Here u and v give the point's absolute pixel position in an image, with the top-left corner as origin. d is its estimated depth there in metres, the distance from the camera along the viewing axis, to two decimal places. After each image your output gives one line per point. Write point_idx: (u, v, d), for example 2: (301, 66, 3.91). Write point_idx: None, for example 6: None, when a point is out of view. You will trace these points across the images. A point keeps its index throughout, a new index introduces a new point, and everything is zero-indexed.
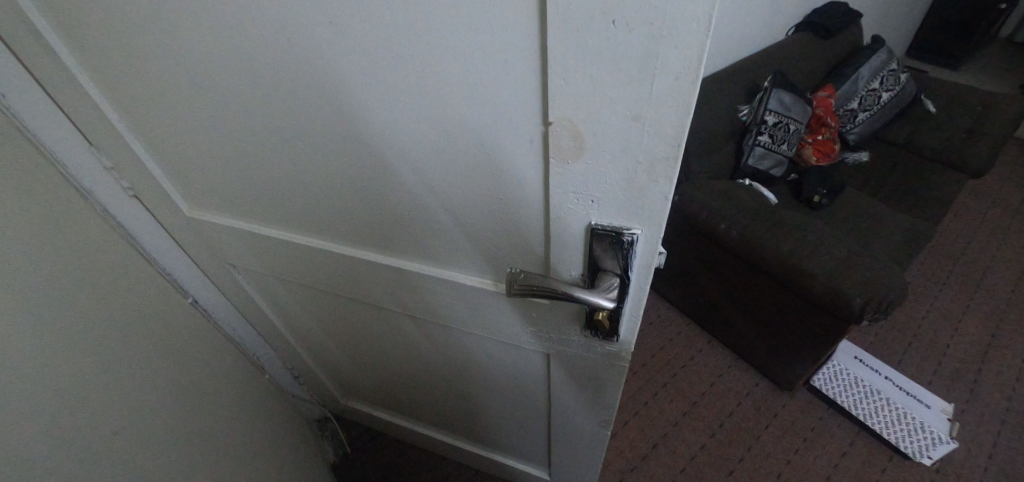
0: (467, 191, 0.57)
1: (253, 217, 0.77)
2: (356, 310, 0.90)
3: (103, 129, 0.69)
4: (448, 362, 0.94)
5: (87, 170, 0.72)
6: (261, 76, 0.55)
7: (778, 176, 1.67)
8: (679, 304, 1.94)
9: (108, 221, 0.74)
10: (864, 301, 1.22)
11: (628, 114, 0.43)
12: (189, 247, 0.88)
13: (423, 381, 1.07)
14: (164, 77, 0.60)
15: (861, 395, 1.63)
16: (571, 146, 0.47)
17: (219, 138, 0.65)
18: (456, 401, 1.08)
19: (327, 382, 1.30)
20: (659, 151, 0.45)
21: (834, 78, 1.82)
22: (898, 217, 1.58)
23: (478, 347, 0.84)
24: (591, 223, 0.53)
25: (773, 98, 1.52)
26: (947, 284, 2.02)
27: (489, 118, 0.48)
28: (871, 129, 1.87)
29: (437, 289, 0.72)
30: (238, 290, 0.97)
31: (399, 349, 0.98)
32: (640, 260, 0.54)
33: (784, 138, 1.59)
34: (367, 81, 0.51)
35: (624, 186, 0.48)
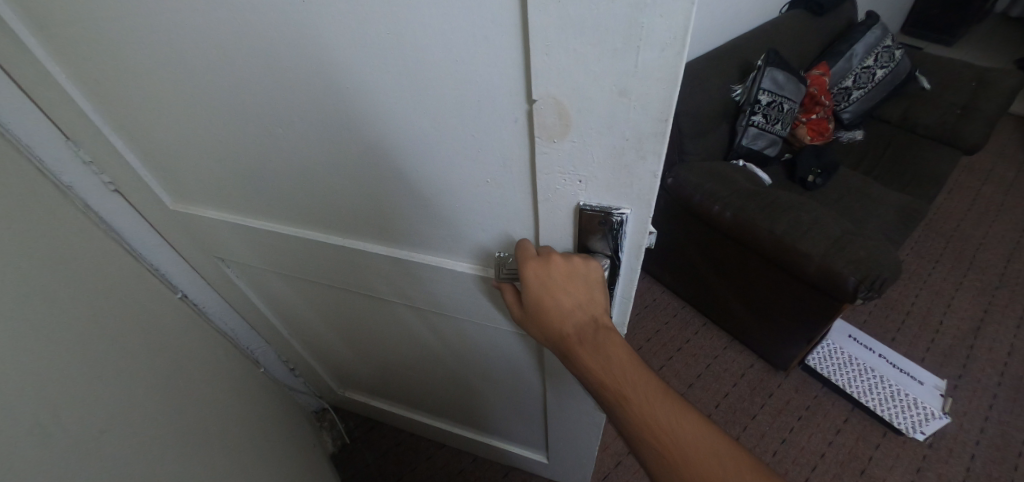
0: (451, 173, 0.55)
1: (240, 208, 0.76)
2: (343, 297, 0.89)
3: (79, 122, 0.68)
4: (439, 349, 0.94)
5: (66, 164, 0.70)
6: (235, 62, 0.54)
7: (772, 157, 1.64)
8: (674, 288, 1.93)
9: (87, 218, 0.73)
10: (857, 280, 1.21)
11: (614, 88, 0.42)
12: (175, 241, 0.87)
13: (416, 369, 1.07)
14: (139, 66, 0.59)
15: (855, 372, 1.64)
16: (557, 125, 0.45)
17: (198, 127, 0.64)
18: (450, 387, 1.08)
19: (322, 373, 1.30)
20: (644, 125, 0.43)
21: (828, 55, 1.79)
22: (894, 194, 1.57)
23: (465, 331, 0.83)
24: (581, 202, 0.51)
25: (767, 77, 1.49)
26: (941, 261, 2.01)
27: (471, 97, 0.47)
28: (866, 107, 1.84)
29: (424, 275, 0.72)
30: (226, 282, 0.96)
31: (389, 336, 0.98)
32: (630, 240, 0.54)
33: (778, 117, 1.57)
34: (344, 62, 0.49)
35: (612, 163, 0.47)
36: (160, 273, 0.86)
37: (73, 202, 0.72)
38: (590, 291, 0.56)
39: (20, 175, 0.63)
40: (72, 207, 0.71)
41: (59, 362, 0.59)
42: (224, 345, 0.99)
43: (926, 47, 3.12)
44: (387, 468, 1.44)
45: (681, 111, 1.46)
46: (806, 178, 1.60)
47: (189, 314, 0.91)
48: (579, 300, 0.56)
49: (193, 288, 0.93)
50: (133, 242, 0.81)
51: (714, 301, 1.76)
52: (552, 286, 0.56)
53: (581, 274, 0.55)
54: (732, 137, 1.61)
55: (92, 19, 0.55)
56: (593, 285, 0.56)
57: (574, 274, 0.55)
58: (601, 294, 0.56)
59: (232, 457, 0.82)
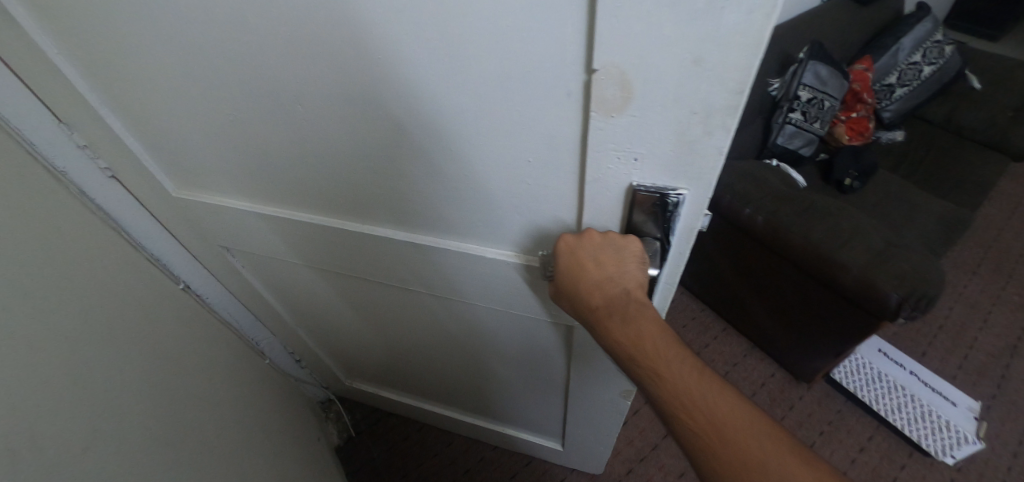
0: (489, 155, 0.50)
1: (252, 192, 0.70)
2: (354, 283, 0.84)
3: (70, 101, 0.62)
4: (455, 335, 0.89)
5: (59, 148, 0.65)
6: (239, 26, 0.48)
7: (806, 157, 1.55)
8: (694, 289, 1.85)
9: (81, 207, 0.67)
10: (901, 298, 1.13)
11: (684, 56, 0.36)
12: (176, 230, 0.82)
13: (430, 358, 1.02)
14: (134, 35, 0.53)
15: (883, 390, 1.55)
16: (617, 98, 0.39)
17: (205, 105, 0.59)
18: (463, 375, 1.03)
19: (329, 363, 1.26)
20: (713, 98, 0.37)
21: (871, 49, 1.70)
22: (935, 200, 1.48)
23: (483, 318, 0.78)
24: (636, 183, 0.45)
25: (808, 71, 1.41)
26: (978, 273, 1.90)
27: (521, 68, 0.41)
28: (909, 106, 1.74)
29: (447, 264, 0.66)
30: (231, 273, 0.92)
31: (401, 322, 0.92)
32: (684, 222, 0.48)
33: (817, 115, 1.48)
34: (375, 30, 0.43)
35: (673, 141, 0.41)
36: (160, 263, 0.81)
37: (67, 189, 0.66)
38: (621, 263, 0.50)
39: (6, 154, 0.58)
40: (67, 195, 0.66)
41: (46, 344, 0.54)
42: (224, 334, 0.93)
43: (971, 41, 2.99)
44: (394, 462, 1.39)
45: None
46: (843, 181, 1.51)
47: (192, 305, 0.86)
48: (610, 273, 0.51)
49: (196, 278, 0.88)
50: (134, 231, 0.76)
51: (736, 306, 1.69)
52: (579, 256, 0.51)
53: (613, 245, 0.50)
54: (767, 135, 1.53)
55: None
56: (624, 256, 0.50)
57: (606, 245, 0.50)
58: (633, 265, 0.50)
59: (228, 448, 0.77)
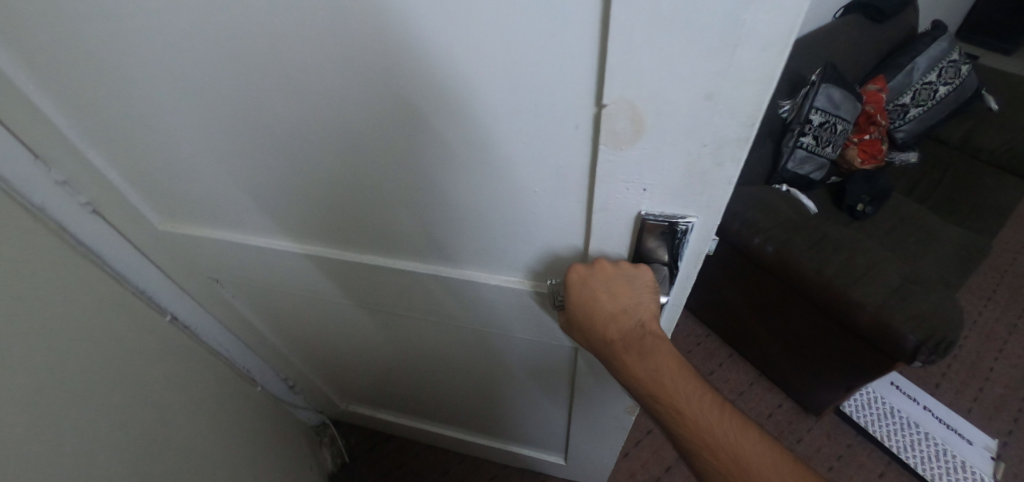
0: (493, 186, 0.48)
1: (245, 223, 0.68)
2: (349, 308, 0.81)
3: (49, 135, 0.58)
4: (456, 356, 0.86)
5: (37, 184, 0.60)
6: (231, 55, 0.45)
7: (817, 181, 1.54)
8: (700, 314, 1.82)
9: (63, 246, 0.63)
10: (919, 341, 1.09)
11: (697, 91, 0.34)
12: (164, 263, 0.78)
13: (431, 380, 0.99)
14: (116, 63, 0.50)
15: (896, 426, 1.51)
16: (628, 131, 0.37)
17: (197, 136, 0.55)
18: (466, 395, 1.00)
19: (325, 387, 1.22)
20: (726, 129, 0.36)
21: (885, 68, 1.69)
22: (947, 229, 1.45)
23: (487, 338, 0.76)
24: (645, 211, 0.43)
25: (821, 95, 1.39)
26: (993, 301, 1.85)
27: (529, 103, 0.40)
28: (923, 126, 1.74)
29: (448, 289, 0.64)
30: (224, 304, 0.89)
31: (399, 343, 0.89)
32: (693, 248, 0.46)
33: (829, 139, 1.47)
34: (378, 65, 0.42)
35: (683, 171, 0.39)
36: (148, 297, 0.77)
37: (47, 227, 0.61)
38: (636, 294, 0.48)
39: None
40: (48, 234, 0.61)
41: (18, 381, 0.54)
42: (217, 369, 0.90)
43: (984, 54, 2.98)
44: None
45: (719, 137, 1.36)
46: (854, 207, 1.49)
47: (181, 340, 0.82)
48: (624, 305, 0.48)
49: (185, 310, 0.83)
50: (121, 268, 0.72)
51: (742, 333, 1.65)
52: (592, 288, 0.48)
53: (628, 277, 0.47)
54: (776, 160, 1.51)
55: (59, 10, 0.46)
56: (639, 287, 0.47)
57: (621, 277, 0.47)
58: (648, 295, 0.48)
59: None
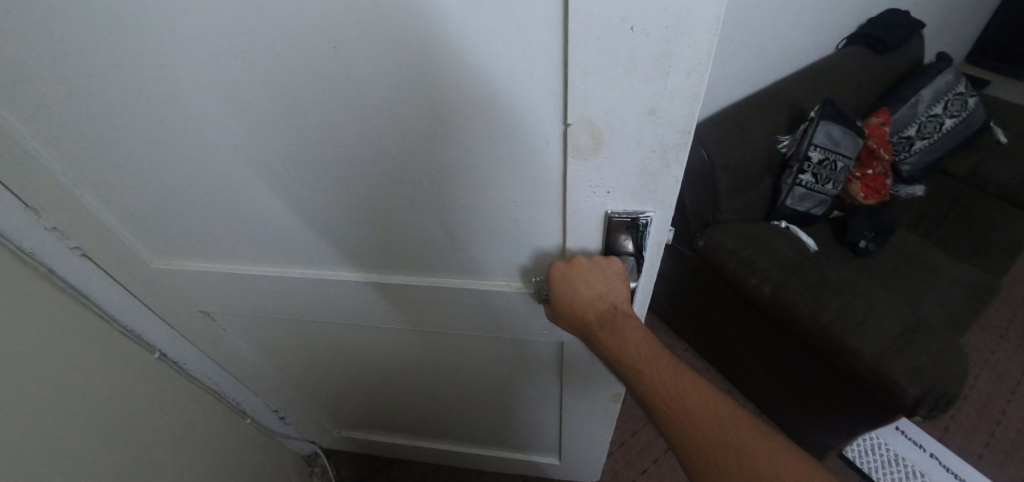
0: (474, 199, 0.51)
1: (237, 253, 0.68)
2: (336, 325, 0.80)
3: (45, 179, 0.58)
4: (446, 368, 0.84)
5: (25, 229, 0.61)
6: (209, 91, 0.47)
7: (819, 216, 1.58)
8: (698, 348, 1.79)
9: (48, 290, 0.66)
10: (920, 394, 1.08)
11: (642, 107, 0.38)
12: (152, 302, 0.78)
13: (425, 398, 0.99)
14: (118, 104, 0.50)
15: (900, 474, 1.46)
16: (590, 145, 0.41)
17: (194, 172, 0.56)
18: (461, 409, 0.98)
19: (318, 415, 1.20)
20: (667, 137, 0.40)
21: (890, 101, 1.72)
22: (948, 267, 1.45)
23: (471, 348, 0.75)
24: (609, 210, 0.47)
25: (820, 132, 1.42)
26: (1005, 338, 1.82)
27: (504, 124, 0.43)
28: (927, 160, 1.77)
29: (436, 302, 0.66)
30: (211, 339, 0.88)
31: (389, 357, 0.87)
32: (654, 239, 0.50)
33: (830, 176, 1.50)
34: (363, 99, 0.44)
35: (637, 174, 0.43)
36: (135, 334, 0.79)
37: (32, 270, 0.64)
38: (609, 282, 0.51)
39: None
40: (32, 277, 0.64)
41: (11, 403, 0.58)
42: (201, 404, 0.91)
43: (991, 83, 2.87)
44: None
45: (705, 180, 1.39)
46: (858, 243, 1.51)
47: (165, 375, 0.84)
48: (599, 292, 0.51)
49: (174, 346, 0.85)
50: (109, 309, 0.74)
51: (739, 368, 1.63)
52: (571, 280, 0.51)
53: (602, 268, 0.50)
54: (775, 196, 1.55)
55: (64, 56, 0.46)
56: (611, 276, 0.51)
57: (595, 268, 0.50)
58: (619, 283, 0.51)
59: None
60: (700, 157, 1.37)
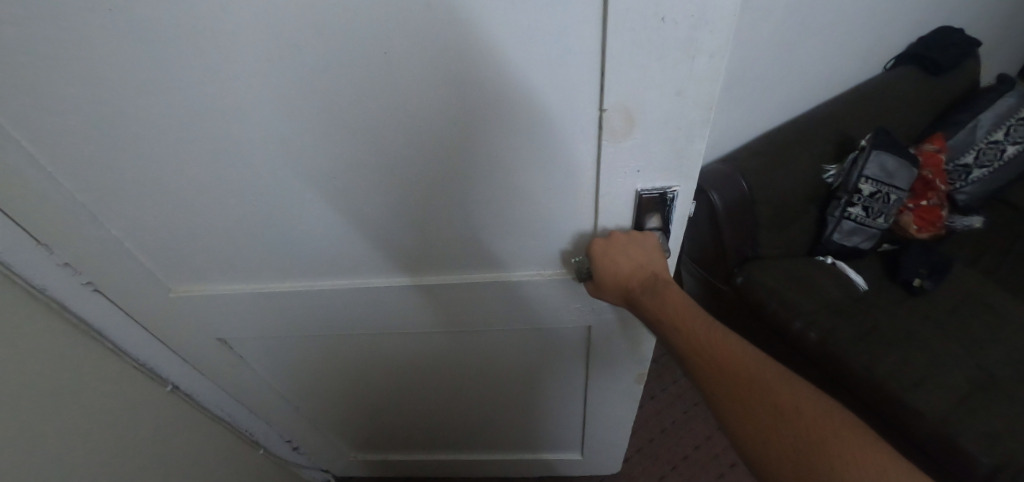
0: (508, 193, 0.52)
1: (255, 271, 0.66)
2: (359, 337, 0.78)
3: (59, 207, 0.56)
4: (472, 367, 0.83)
5: (36, 267, 0.60)
6: (234, 109, 0.47)
7: (867, 250, 1.38)
8: None
9: (60, 328, 0.65)
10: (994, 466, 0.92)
11: (671, 90, 0.40)
12: (162, 332, 0.76)
13: (448, 406, 0.98)
14: (134, 125, 0.49)
15: None
16: (623, 129, 0.43)
17: (211, 191, 0.55)
18: (485, 411, 0.97)
19: (332, 444, 1.17)
20: (692, 115, 0.42)
21: (944, 126, 1.50)
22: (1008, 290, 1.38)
23: (496, 341, 0.74)
24: (638, 189, 0.49)
25: (873, 162, 1.24)
26: None
27: (541, 117, 0.44)
28: (988, 189, 1.54)
29: (466, 300, 0.65)
30: (228, 366, 0.85)
31: (411, 363, 0.85)
32: (680, 212, 0.52)
33: (881, 210, 1.31)
34: (403, 111, 0.46)
35: (665, 151, 0.45)
36: (146, 368, 0.78)
37: (42, 306, 0.63)
38: (648, 254, 0.52)
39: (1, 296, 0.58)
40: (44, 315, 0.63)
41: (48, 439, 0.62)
42: (210, 436, 0.90)
43: None
44: None
45: (740, 214, 1.20)
46: (911, 281, 1.32)
47: (173, 405, 0.83)
48: (641, 264, 0.52)
49: (187, 379, 0.83)
50: (119, 341, 0.73)
51: None
52: (613, 256, 0.52)
53: (640, 243, 0.52)
54: (818, 229, 1.36)
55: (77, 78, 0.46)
56: (649, 248, 0.52)
57: (634, 243, 0.52)
58: (657, 254, 0.53)
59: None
60: (738, 188, 1.18)
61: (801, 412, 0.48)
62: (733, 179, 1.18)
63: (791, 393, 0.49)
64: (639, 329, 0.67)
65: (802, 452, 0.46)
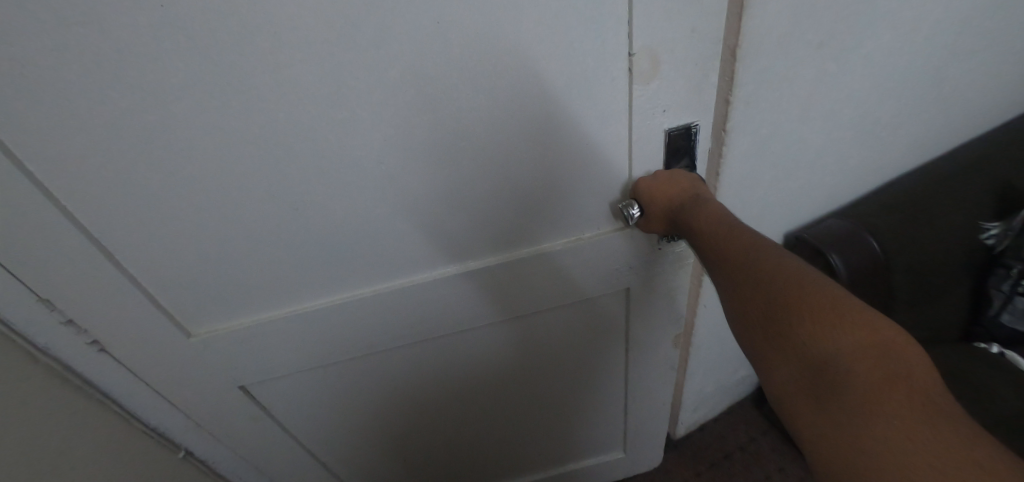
0: (545, 158, 0.50)
1: (293, 286, 0.56)
2: (404, 358, 0.67)
3: (69, 255, 0.47)
4: (523, 371, 0.77)
5: (38, 324, 0.52)
6: (252, 108, 0.42)
7: None
8: None
9: (60, 392, 0.56)
10: None
11: (688, 29, 0.44)
12: (173, 396, 0.62)
13: (497, 429, 0.87)
14: (152, 129, 0.42)
15: None
16: (648, 72, 0.46)
17: (247, 195, 0.47)
18: (530, 424, 0.88)
19: None
20: (704, 49, 0.46)
21: None
22: None
23: (550, 323, 0.69)
24: (668, 127, 0.51)
25: None
26: None
27: (578, 70, 0.45)
28: None
29: (515, 288, 0.61)
30: (251, 426, 0.70)
31: (456, 380, 0.74)
32: (701, 146, 0.55)
33: None
34: (455, 94, 0.45)
35: (687, 89, 0.48)
36: (159, 433, 0.66)
37: (43, 367, 0.55)
38: (689, 185, 0.52)
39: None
40: (43, 377, 0.54)
41: None
42: None
43: None
44: None
45: (867, 292, 0.75)
46: None
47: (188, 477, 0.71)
48: (685, 193, 0.52)
49: (204, 447, 0.72)
50: (126, 403, 0.62)
51: None
52: (658, 188, 0.52)
53: (679, 178, 0.52)
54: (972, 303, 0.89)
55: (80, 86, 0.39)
56: (687, 180, 0.52)
57: (675, 178, 0.52)
58: (697, 185, 0.52)
59: None
60: (865, 250, 0.73)
61: (782, 284, 0.42)
62: (854, 239, 0.74)
63: (814, 292, 0.41)
64: (670, 285, 0.67)
65: (781, 324, 0.41)
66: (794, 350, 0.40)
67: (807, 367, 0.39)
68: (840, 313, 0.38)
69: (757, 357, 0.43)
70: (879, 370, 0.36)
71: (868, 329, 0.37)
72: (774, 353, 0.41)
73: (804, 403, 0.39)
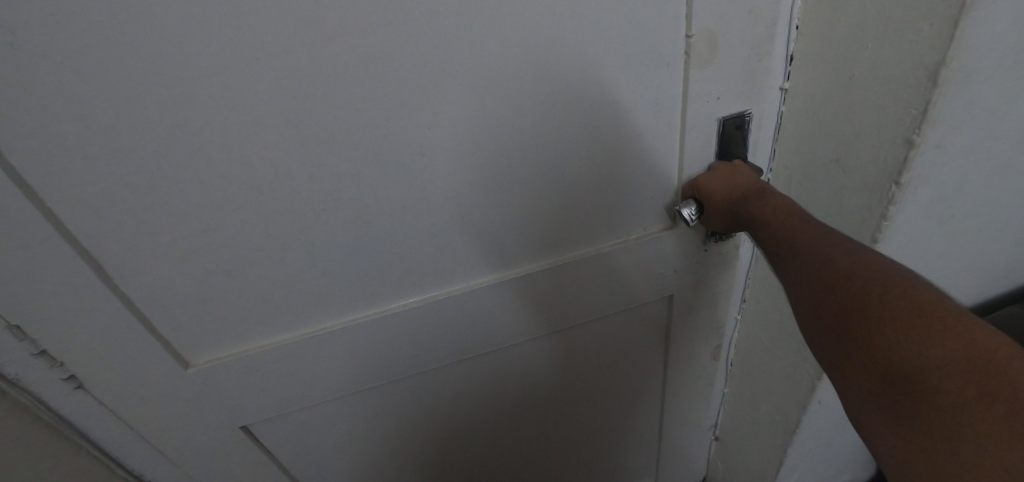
0: (595, 147, 0.49)
1: (320, 300, 0.51)
2: (436, 379, 0.63)
3: (56, 271, 0.41)
4: (558, 393, 0.72)
5: (2, 357, 0.44)
6: (294, 95, 0.39)
7: None
8: None
9: (26, 434, 0.48)
10: None
11: (745, 10, 0.44)
12: (162, 438, 0.55)
13: (528, 463, 0.82)
14: (174, 121, 0.37)
15: None
16: (706, 55, 0.45)
17: (267, 198, 0.43)
18: (562, 455, 0.83)
19: None
20: (759, 33, 0.46)
21: None
22: None
23: (596, 334, 0.66)
24: (722, 117, 0.50)
25: None
26: None
27: (636, 53, 0.44)
28: None
29: (558, 295, 0.58)
30: (252, 466, 0.62)
31: (490, 404, 0.69)
32: (756, 139, 0.53)
33: None
34: (512, 79, 0.43)
35: (743, 73, 0.48)
36: None
37: (11, 403, 0.47)
38: (746, 179, 0.51)
39: None
40: (8, 415, 0.47)
41: None
42: None
43: None
44: None
45: None
46: None
47: None
48: (741, 189, 0.50)
49: None
50: (108, 446, 0.54)
51: None
52: (714, 183, 0.52)
53: (736, 174, 0.51)
54: None
55: (74, 67, 0.34)
56: (742, 174, 0.51)
57: (732, 174, 0.51)
58: (754, 179, 0.51)
59: None
60: None
61: (857, 285, 0.39)
62: None
63: (897, 294, 0.37)
64: (715, 289, 0.66)
65: (856, 331, 0.38)
66: (871, 361, 0.37)
67: (882, 377, 0.36)
68: (926, 323, 0.34)
69: (828, 363, 0.41)
70: (972, 388, 0.32)
71: (960, 341, 0.33)
72: (847, 362, 0.39)
73: (881, 418, 0.36)
